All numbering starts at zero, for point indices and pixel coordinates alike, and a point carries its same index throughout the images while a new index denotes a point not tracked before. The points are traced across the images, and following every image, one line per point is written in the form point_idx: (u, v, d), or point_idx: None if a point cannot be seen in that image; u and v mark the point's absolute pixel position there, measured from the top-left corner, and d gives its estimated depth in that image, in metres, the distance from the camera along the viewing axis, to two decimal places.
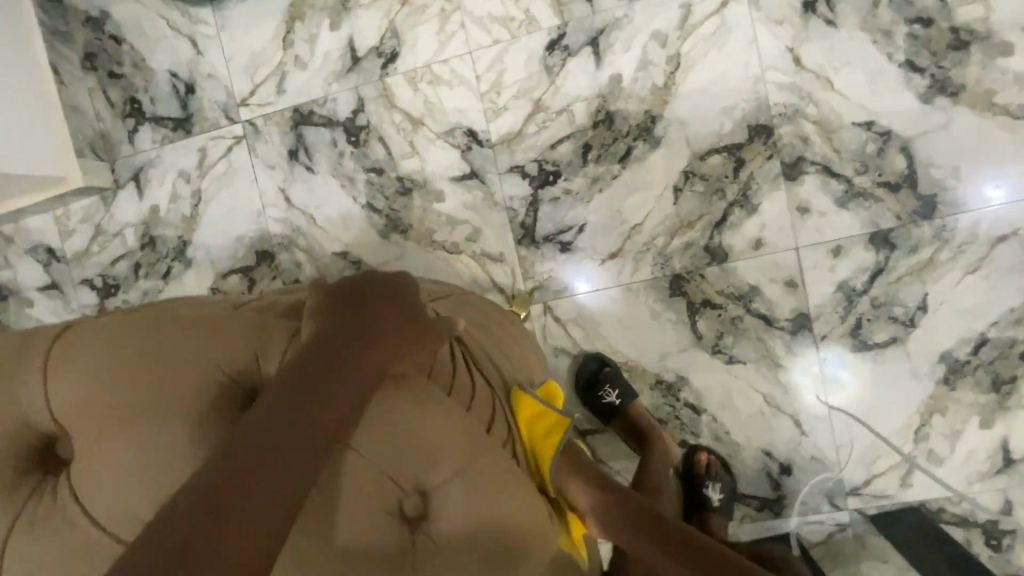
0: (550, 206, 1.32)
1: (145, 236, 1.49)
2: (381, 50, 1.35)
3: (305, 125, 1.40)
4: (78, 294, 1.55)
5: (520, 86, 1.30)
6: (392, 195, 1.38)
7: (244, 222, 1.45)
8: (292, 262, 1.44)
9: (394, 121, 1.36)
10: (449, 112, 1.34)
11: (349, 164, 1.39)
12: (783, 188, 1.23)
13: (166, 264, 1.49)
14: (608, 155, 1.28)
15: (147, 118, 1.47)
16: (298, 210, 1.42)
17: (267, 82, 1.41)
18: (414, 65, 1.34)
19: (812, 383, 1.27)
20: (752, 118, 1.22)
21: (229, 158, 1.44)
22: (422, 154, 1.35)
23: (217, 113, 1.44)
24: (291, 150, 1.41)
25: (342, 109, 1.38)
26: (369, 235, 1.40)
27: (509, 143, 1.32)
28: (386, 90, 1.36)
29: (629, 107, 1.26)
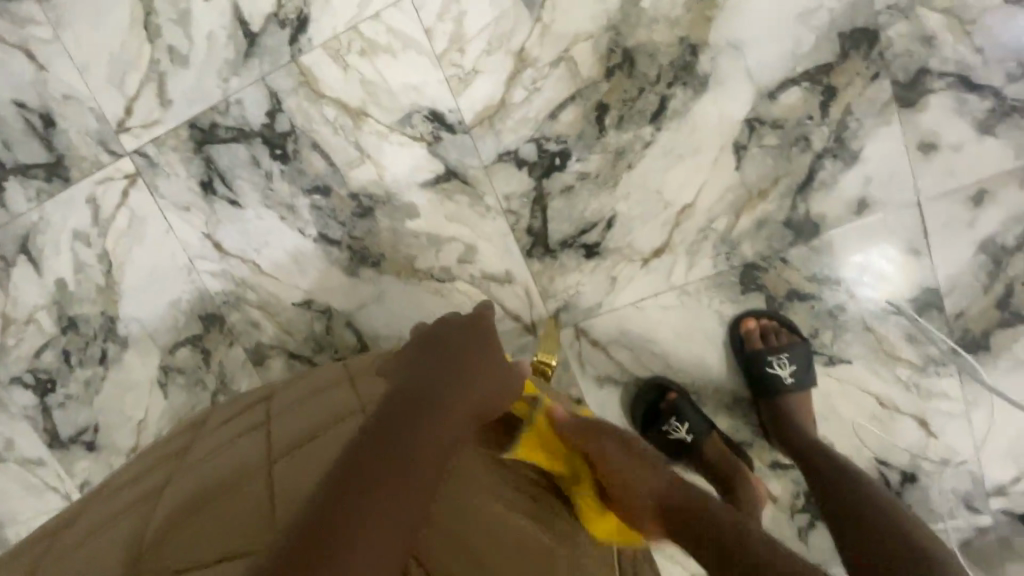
0: (562, 200, 0.96)
1: (63, 318, 1.17)
2: (285, 16, 0.94)
3: (211, 143, 1.02)
4: None
5: (492, 34, 0.90)
6: (349, 219, 1.02)
7: (173, 283, 1.13)
8: (246, 321, 1.13)
9: (326, 117, 0.97)
10: (399, 92, 0.94)
11: (282, 187, 1.02)
12: (896, 120, 0.85)
13: (98, 348, 1.19)
14: (634, 116, 0.90)
15: (9, 170, 1.10)
16: (235, 256, 1.09)
17: (144, 92, 1.02)
18: (335, 31, 0.93)
19: (854, 279, 0.93)
20: (841, 24, 0.82)
21: (130, 205, 1.09)
22: (375, 157, 0.98)
23: (94, 147, 1.06)
24: (203, 181, 1.05)
25: (253, 112, 0.99)
26: (332, 275, 1.07)
27: (493, 121, 0.94)
28: (305, 75, 0.96)
29: (656, 38, 0.86)
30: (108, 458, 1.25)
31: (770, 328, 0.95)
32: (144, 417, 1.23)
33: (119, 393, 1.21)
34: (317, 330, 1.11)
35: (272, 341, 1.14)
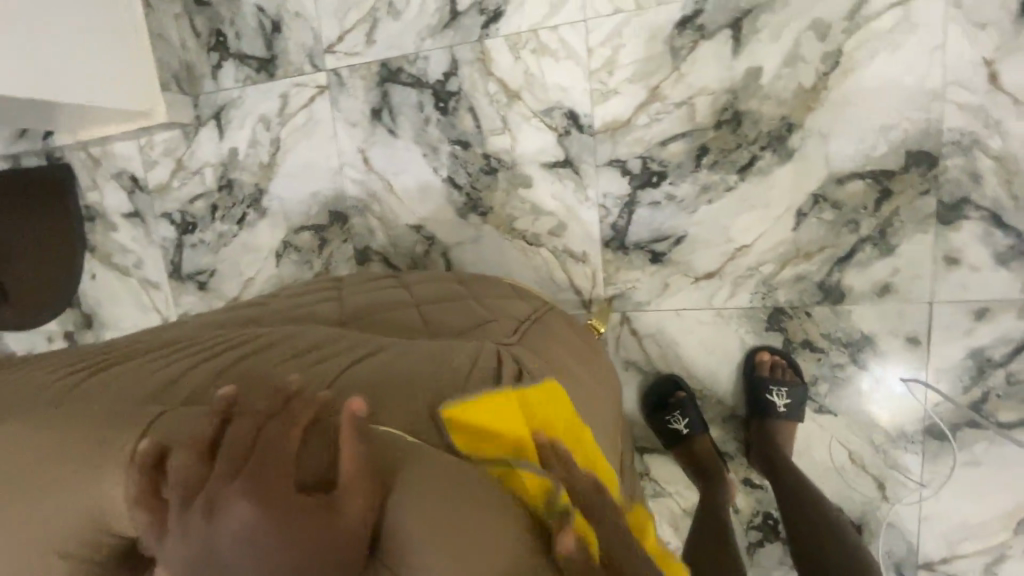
0: (648, 211, 1.18)
1: (223, 178, 1.47)
2: (485, 6, 1.19)
3: (392, 82, 1.29)
4: (159, 226, 1.57)
5: (637, 67, 1.13)
6: (476, 173, 1.27)
7: (321, 178, 1.39)
8: (364, 227, 1.39)
9: (488, 90, 1.22)
10: (550, 89, 1.19)
11: (434, 132, 1.28)
12: (932, 231, 1.04)
13: (241, 210, 1.47)
14: (727, 163, 1.12)
15: (231, 54, 1.39)
16: (376, 173, 1.35)
17: (356, 29, 1.29)
18: (519, 28, 1.18)
19: (860, 347, 1.12)
20: (913, 144, 1.02)
21: (310, 109, 1.36)
22: (514, 131, 1.23)
23: (302, 58, 1.34)
24: (375, 108, 1.31)
25: (434, 68, 1.25)
26: (446, 212, 1.31)
27: (615, 134, 1.17)
28: (484, 53, 1.21)
29: (763, 109, 1.08)
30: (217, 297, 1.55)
31: (778, 363, 1.15)
32: (255, 275, 1.51)
33: (244, 250, 1.50)
34: (417, 252, 1.36)
35: (378, 249, 1.39)
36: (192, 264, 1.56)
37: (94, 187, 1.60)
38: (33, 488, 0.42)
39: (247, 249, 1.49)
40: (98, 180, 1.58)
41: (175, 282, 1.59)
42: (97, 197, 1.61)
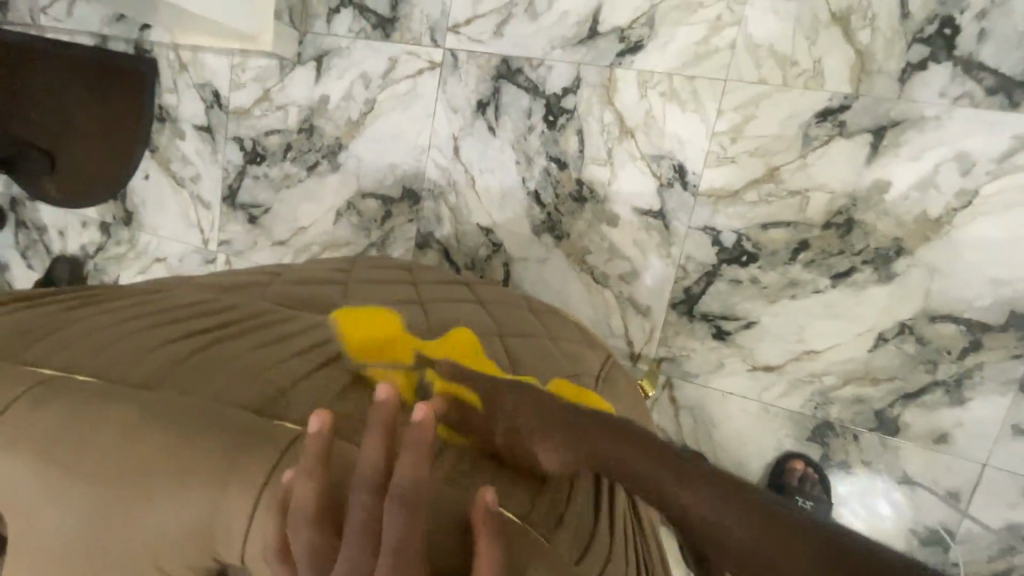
0: (726, 286, 1.15)
1: (306, 122, 1.43)
2: (626, 34, 1.14)
3: (508, 80, 1.24)
4: (226, 148, 1.53)
5: (762, 143, 1.09)
6: (564, 196, 1.23)
7: (405, 152, 1.36)
8: (433, 212, 1.36)
9: (602, 119, 1.18)
10: (666, 138, 1.15)
11: (534, 143, 1.24)
12: (1009, 396, 1.01)
13: (314, 158, 1.44)
14: (823, 266, 1.08)
15: (351, 2, 1.35)
16: (462, 165, 1.31)
17: (487, 17, 1.24)
18: (655, 68, 1.14)
19: (896, 485, 1.09)
20: (1021, 305, 0.98)
21: (416, 81, 1.32)
22: (616, 167, 1.19)
23: (423, 28, 1.29)
24: (481, 101, 1.27)
25: (554, 80, 1.21)
26: (521, 224, 1.28)
27: (718, 202, 1.13)
28: (610, 81, 1.17)
29: (878, 224, 1.04)
30: (266, 235, 1.52)
31: (810, 476, 1.10)
32: (308, 226, 1.47)
33: (306, 198, 1.46)
34: (479, 254, 1.32)
35: (441, 239, 1.36)
36: (249, 196, 1.53)
37: (174, 91, 1.56)
38: (147, 495, 0.47)
39: (309, 198, 1.46)
40: (181, 85, 1.55)
41: (227, 208, 1.56)
42: (174, 101, 1.57)
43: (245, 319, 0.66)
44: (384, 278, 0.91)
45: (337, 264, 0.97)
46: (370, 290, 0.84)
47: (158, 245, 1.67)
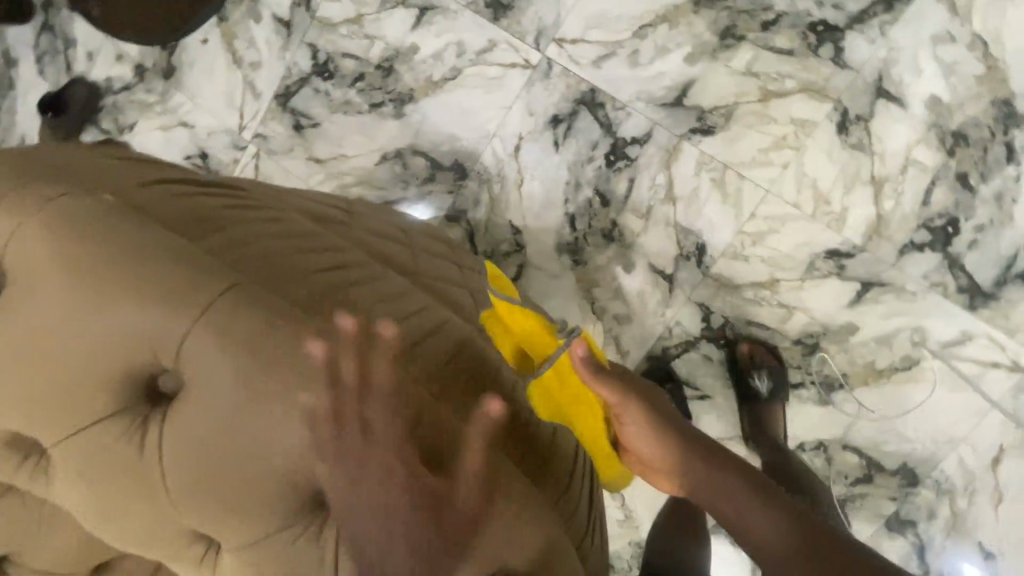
0: (699, 358, 1.32)
1: (388, 62, 1.46)
2: (704, 116, 1.26)
3: (588, 108, 1.33)
4: (299, 50, 1.54)
5: (776, 255, 1.24)
6: (596, 229, 1.34)
7: (469, 130, 1.42)
8: (473, 193, 1.43)
9: (655, 178, 1.30)
10: (701, 217, 1.28)
11: (589, 173, 1.34)
12: (875, 527, 1.22)
13: (382, 98, 1.47)
14: (781, 373, 1.25)
15: None
16: (517, 164, 1.39)
17: (592, 45, 1.32)
18: (716, 156, 1.26)
19: None
20: (911, 460, 1.20)
21: (506, 71, 1.38)
22: (649, 223, 1.31)
23: (531, 28, 1.36)
24: (557, 116, 1.35)
25: (628, 127, 1.31)
26: (548, 237, 1.38)
27: (721, 287, 1.28)
28: (675, 149, 1.28)
29: (836, 357, 1.22)
30: (307, 148, 1.55)
31: None
32: (351, 156, 1.51)
33: (359, 130, 1.50)
34: (500, 248, 1.42)
35: (471, 220, 1.44)
36: (303, 105, 1.54)
37: None
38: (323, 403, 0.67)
39: (363, 132, 1.49)
40: None
41: (277, 106, 1.56)
42: None
43: (350, 258, 0.86)
44: (441, 252, 1.06)
45: (399, 220, 1.09)
46: (434, 264, 1.00)
47: (190, 112, 1.65)
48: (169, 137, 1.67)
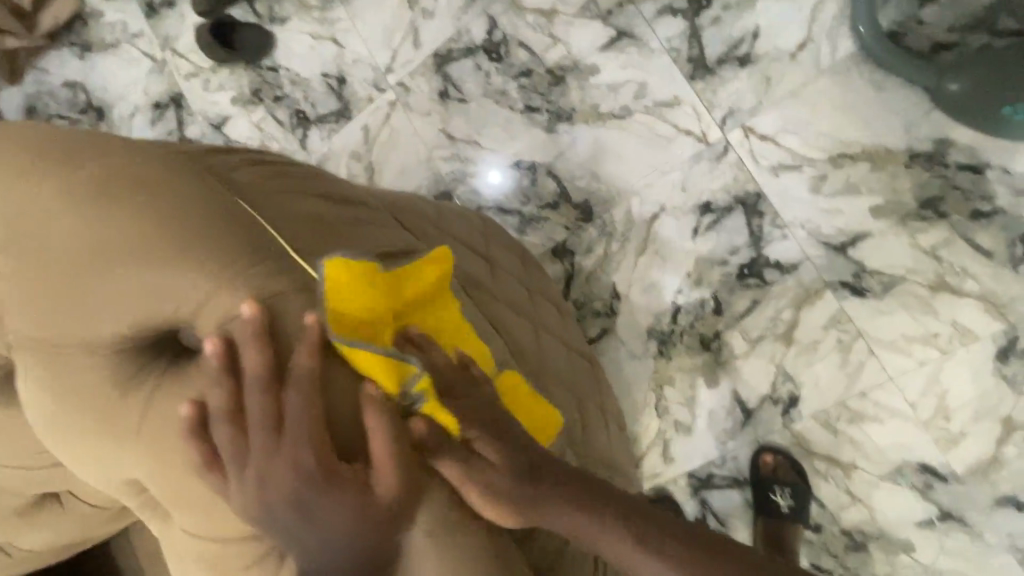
0: (738, 499, 1.25)
1: (561, 72, 1.36)
2: (862, 275, 1.16)
3: (745, 211, 1.23)
4: (477, 18, 1.44)
5: (867, 443, 1.17)
6: (696, 331, 1.27)
7: (614, 176, 1.33)
8: (588, 239, 1.35)
9: (780, 311, 1.21)
10: (808, 370, 1.20)
11: (716, 275, 1.25)
12: None
13: (540, 104, 1.38)
14: (814, 553, 1.18)
15: (692, 21, 1.27)
16: (646, 232, 1.30)
17: (780, 151, 1.21)
18: (856, 319, 1.17)
19: None
20: None
21: (677, 135, 1.28)
22: (753, 352, 1.23)
23: (725, 103, 1.24)
24: (710, 204, 1.26)
25: (778, 249, 1.21)
26: (644, 317, 1.30)
27: (795, 447, 1.21)
28: (817, 293, 1.19)
29: (878, 566, 1.16)
30: (444, 118, 1.47)
31: None
32: (483, 147, 1.43)
33: (503, 124, 1.41)
34: (592, 304, 1.34)
35: (573, 264, 1.36)
36: (459, 76, 1.46)
37: None
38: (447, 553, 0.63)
39: (506, 129, 1.41)
40: None
41: (432, 64, 1.48)
42: None
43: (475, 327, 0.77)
44: (555, 328, 0.98)
45: (518, 259, 1.04)
46: (553, 348, 0.91)
47: (345, 31, 1.57)
48: (315, 47, 1.60)
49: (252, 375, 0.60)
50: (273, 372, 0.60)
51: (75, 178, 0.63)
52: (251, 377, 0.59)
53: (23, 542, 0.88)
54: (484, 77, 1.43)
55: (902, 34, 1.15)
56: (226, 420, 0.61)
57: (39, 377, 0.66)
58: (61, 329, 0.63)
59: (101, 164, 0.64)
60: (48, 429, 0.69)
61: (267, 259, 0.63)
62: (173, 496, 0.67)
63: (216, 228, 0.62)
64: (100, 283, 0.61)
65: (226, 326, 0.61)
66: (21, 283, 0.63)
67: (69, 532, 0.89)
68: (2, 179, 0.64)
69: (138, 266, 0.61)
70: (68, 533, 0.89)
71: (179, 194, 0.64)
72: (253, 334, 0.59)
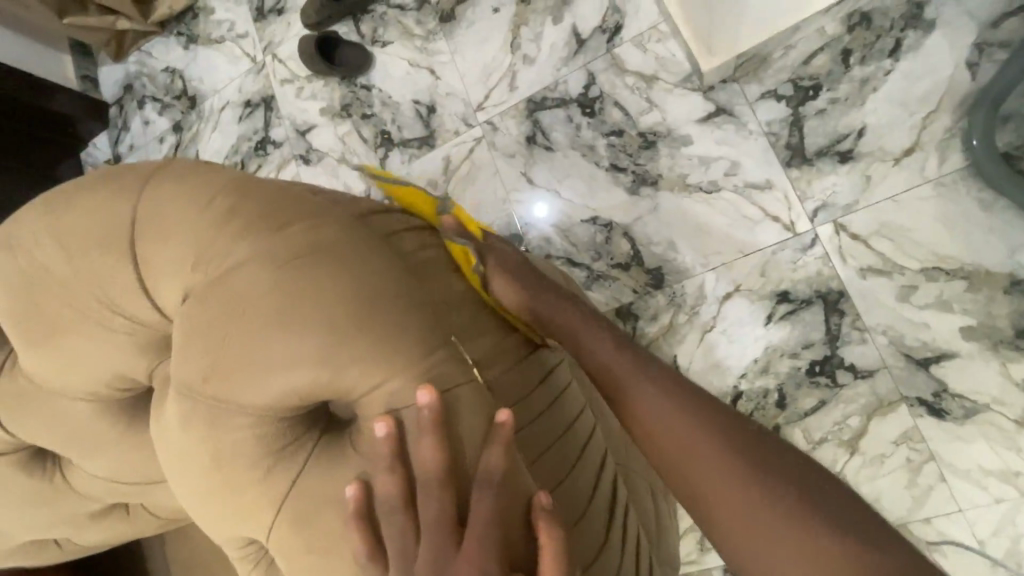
0: None
1: (653, 137, 1.37)
2: (942, 395, 1.11)
3: (824, 307, 1.20)
4: (577, 71, 1.46)
5: None
6: (754, 421, 1.23)
7: (691, 249, 1.31)
8: (655, 306, 1.33)
9: (849, 416, 1.17)
10: (871, 484, 1.14)
11: (784, 366, 1.21)
12: None
13: (627, 164, 1.38)
14: None
15: (794, 109, 1.26)
16: (716, 310, 1.28)
17: (871, 253, 1.18)
18: (931, 439, 1.11)
19: None
20: None
21: (764, 219, 1.26)
22: (814, 453, 1.18)
23: (818, 196, 1.23)
24: (788, 294, 1.23)
25: (854, 352, 1.17)
26: (702, 395, 1.27)
27: None
28: (891, 405, 1.14)
29: None
30: (528, 162, 1.48)
31: None
32: (562, 196, 1.43)
33: (586, 178, 1.42)
34: None
35: (636, 327, 1.34)
36: (549, 124, 1.47)
37: None
38: None
39: (588, 182, 1.41)
40: None
41: (524, 109, 1.50)
42: None
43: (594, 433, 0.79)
44: None
45: None
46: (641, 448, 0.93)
47: (443, 64, 1.61)
48: (412, 74, 1.64)
49: (428, 467, 0.60)
50: (447, 468, 0.60)
51: (274, 246, 0.65)
52: (430, 471, 0.60)
53: (74, 538, 0.95)
54: (574, 129, 1.44)
55: (1017, 157, 1.12)
56: (397, 509, 0.61)
57: (191, 421, 0.67)
58: (234, 383, 0.64)
59: (298, 234, 0.66)
60: (181, 465, 0.71)
61: (444, 343, 0.65)
62: (300, 557, 0.69)
63: (398, 309, 0.64)
64: (286, 357, 0.62)
65: (404, 411, 0.62)
66: (201, 337, 0.65)
67: (117, 537, 0.97)
68: (205, 225, 0.67)
69: (321, 336, 0.62)
70: (120, 535, 0.96)
71: (367, 276, 0.65)
72: (430, 426, 0.60)
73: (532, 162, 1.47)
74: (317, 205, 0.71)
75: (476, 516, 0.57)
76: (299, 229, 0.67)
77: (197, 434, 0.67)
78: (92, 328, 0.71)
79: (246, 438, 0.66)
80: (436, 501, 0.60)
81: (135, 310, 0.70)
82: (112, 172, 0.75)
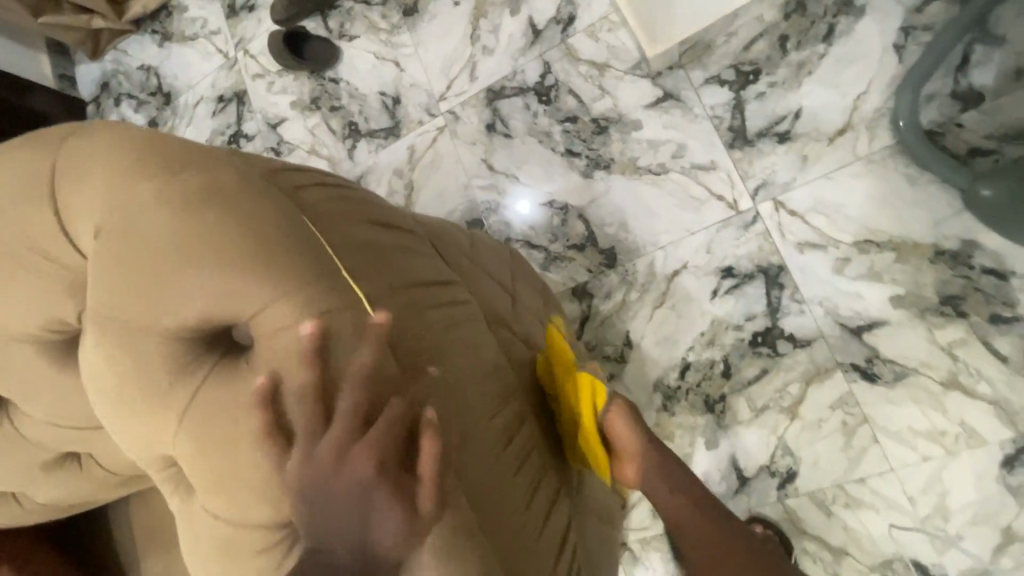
0: None
1: (605, 122, 1.42)
2: (874, 361, 1.17)
3: (765, 281, 1.26)
4: (534, 61, 1.51)
5: (859, 531, 1.16)
6: (702, 391, 1.28)
7: (642, 229, 1.37)
8: (609, 284, 1.38)
9: (789, 383, 1.22)
10: (810, 448, 1.20)
11: (729, 338, 1.27)
12: None
13: (581, 149, 1.44)
14: None
15: (737, 93, 1.32)
16: (665, 286, 1.33)
17: (807, 228, 1.24)
18: (864, 403, 1.17)
19: None
20: None
21: (709, 198, 1.32)
22: (757, 420, 1.24)
23: (759, 174, 1.28)
24: (731, 269, 1.28)
25: (793, 323, 1.23)
26: (652, 367, 1.32)
27: (787, 524, 1.20)
28: (828, 371, 1.20)
29: None
30: (488, 149, 1.53)
31: None
32: (520, 180, 1.49)
33: (542, 162, 1.47)
34: (603, 348, 1.37)
35: (590, 305, 1.39)
36: (507, 112, 1.53)
37: None
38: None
39: (544, 167, 1.47)
40: None
41: (484, 98, 1.56)
42: None
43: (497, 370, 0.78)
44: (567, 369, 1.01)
45: (542, 301, 1.08)
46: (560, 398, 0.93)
47: (407, 56, 1.66)
48: (378, 67, 1.69)
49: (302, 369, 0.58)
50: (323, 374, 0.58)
51: (175, 188, 0.68)
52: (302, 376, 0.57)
53: (35, 492, 0.98)
54: (531, 116, 1.50)
55: (940, 135, 1.18)
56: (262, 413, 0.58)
57: (103, 356, 0.70)
58: (138, 315, 0.67)
59: (198, 178, 0.70)
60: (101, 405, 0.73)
61: (329, 276, 0.66)
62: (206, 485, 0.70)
63: (287, 244, 0.66)
64: (186, 280, 0.65)
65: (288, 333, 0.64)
66: (108, 273, 0.68)
67: (79, 492, 1.00)
68: (113, 172, 0.71)
69: (213, 269, 0.65)
70: (77, 494, 1.00)
71: (263, 206, 0.68)
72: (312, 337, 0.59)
73: (492, 149, 1.53)
74: (224, 157, 0.74)
75: (341, 408, 0.55)
76: (199, 173, 0.70)
77: (109, 368, 0.70)
78: (46, 295, 0.76)
79: (151, 369, 0.69)
80: (300, 399, 0.56)
81: (85, 276, 0.75)
82: (46, 133, 0.80)
